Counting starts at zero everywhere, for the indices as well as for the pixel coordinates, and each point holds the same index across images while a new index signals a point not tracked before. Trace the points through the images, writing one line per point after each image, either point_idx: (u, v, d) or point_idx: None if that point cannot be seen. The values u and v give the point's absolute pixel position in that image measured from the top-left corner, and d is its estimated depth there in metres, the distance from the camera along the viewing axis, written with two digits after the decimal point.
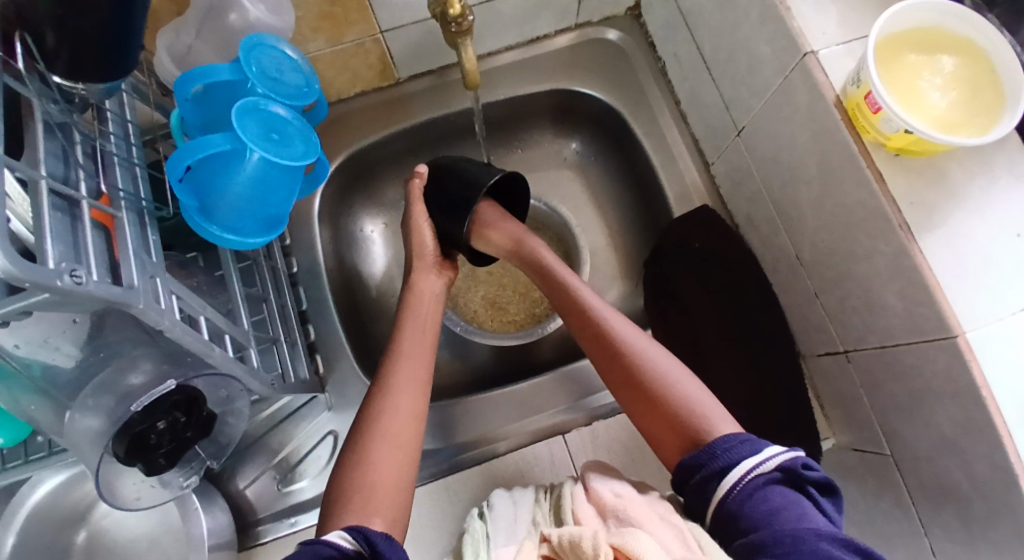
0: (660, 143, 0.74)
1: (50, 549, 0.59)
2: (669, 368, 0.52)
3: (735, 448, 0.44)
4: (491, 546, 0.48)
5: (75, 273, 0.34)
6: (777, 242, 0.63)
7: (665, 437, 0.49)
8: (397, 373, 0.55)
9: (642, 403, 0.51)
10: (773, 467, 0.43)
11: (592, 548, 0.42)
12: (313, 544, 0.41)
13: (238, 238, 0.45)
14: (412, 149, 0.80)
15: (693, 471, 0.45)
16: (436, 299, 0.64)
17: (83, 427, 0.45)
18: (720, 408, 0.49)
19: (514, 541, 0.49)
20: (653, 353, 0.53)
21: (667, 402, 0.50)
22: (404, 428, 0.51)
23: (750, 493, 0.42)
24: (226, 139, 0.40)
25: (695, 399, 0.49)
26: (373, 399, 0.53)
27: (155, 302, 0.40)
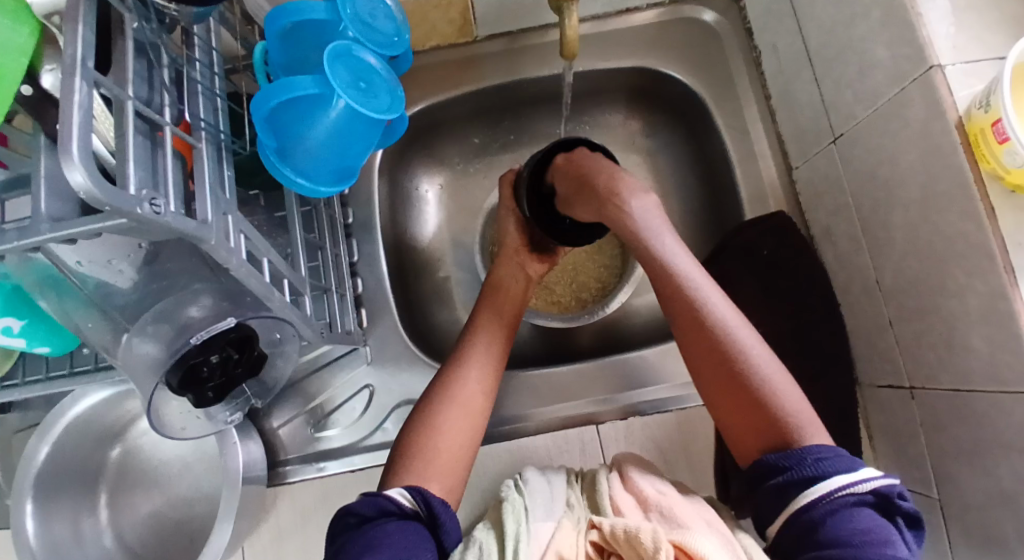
0: (741, 140, 0.70)
1: (85, 461, 0.61)
2: (753, 344, 0.49)
3: (829, 462, 0.42)
4: (529, 519, 0.48)
5: (154, 202, 0.33)
6: (855, 262, 0.60)
7: (738, 426, 0.48)
8: (473, 353, 0.58)
9: (719, 385, 0.49)
10: (868, 489, 0.41)
11: (654, 546, 0.42)
12: (375, 497, 0.47)
13: (311, 184, 0.44)
14: (479, 111, 0.78)
15: (772, 473, 0.44)
16: (517, 283, 0.65)
17: (140, 352, 0.45)
18: (800, 395, 0.48)
19: (552, 518, 0.48)
20: (749, 336, 0.50)
21: (751, 388, 0.48)
22: (472, 400, 0.55)
23: (832, 509, 0.40)
24: (316, 84, 0.39)
25: (778, 384, 0.48)
26: (448, 371, 0.57)
27: (225, 240, 0.40)
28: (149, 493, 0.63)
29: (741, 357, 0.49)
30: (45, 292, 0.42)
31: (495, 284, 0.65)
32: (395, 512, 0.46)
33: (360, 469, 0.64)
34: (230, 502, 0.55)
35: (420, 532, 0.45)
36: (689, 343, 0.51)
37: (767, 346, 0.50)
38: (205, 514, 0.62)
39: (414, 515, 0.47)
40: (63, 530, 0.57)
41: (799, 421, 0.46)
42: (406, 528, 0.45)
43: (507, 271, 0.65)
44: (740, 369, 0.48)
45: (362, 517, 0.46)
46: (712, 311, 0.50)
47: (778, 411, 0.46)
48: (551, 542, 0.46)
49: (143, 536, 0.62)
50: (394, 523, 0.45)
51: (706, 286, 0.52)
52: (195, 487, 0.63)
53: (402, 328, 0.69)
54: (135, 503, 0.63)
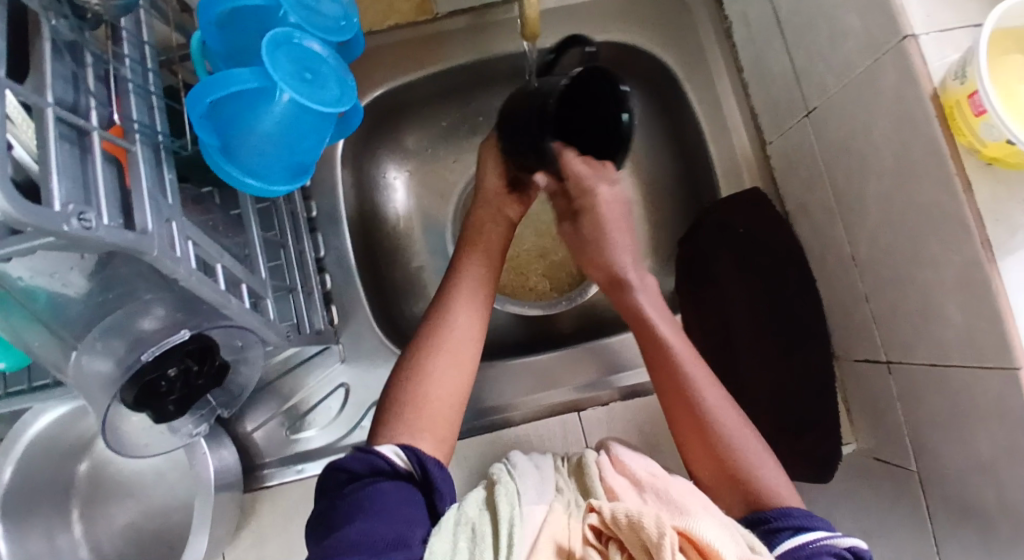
0: (715, 113, 0.68)
1: (53, 477, 0.59)
2: (721, 402, 0.50)
3: (811, 518, 0.43)
4: (522, 501, 0.47)
5: (84, 217, 0.31)
6: (830, 236, 0.59)
7: (712, 476, 0.48)
8: (458, 305, 0.56)
9: (701, 442, 0.48)
10: (846, 545, 0.41)
11: (659, 531, 0.39)
12: (368, 454, 0.46)
13: (261, 183, 0.42)
14: (442, 92, 0.75)
15: (758, 522, 0.44)
16: (500, 223, 0.63)
17: (92, 369, 0.43)
18: (779, 468, 0.48)
19: (545, 501, 0.47)
20: (733, 410, 0.50)
21: (719, 439, 0.48)
22: (461, 352, 0.53)
23: (819, 555, 0.40)
24: (256, 75, 0.36)
25: (746, 440, 0.48)
26: (431, 322, 0.55)
27: (171, 249, 0.38)
28: (125, 506, 0.62)
29: (711, 410, 0.49)
30: None
31: (477, 228, 0.62)
32: (386, 471, 0.45)
33: None
34: (205, 511, 0.53)
35: (413, 494, 0.45)
36: (662, 389, 0.52)
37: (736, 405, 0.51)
38: (183, 523, 0.61)
39: (408, 476, 0.46)
40: (38, 547, 0.56)
41: (778, 490, 0.45)
42: (399, 488, 0.44)
43: (490, 217, 0.62)
44: (719, 438, 0.48)
45: (353, 474, 0.45)
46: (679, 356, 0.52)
47: (750, 467, 0.47)
48: (543, 527, 0.44)
49: (121, 547, 0.60)
50: (388, 483, 0.44)
51: (690, 355, 0.52)
52: (171, 496, 0.62)
53: (376, 323, 0.67)
54: (110, 517, 0.61)
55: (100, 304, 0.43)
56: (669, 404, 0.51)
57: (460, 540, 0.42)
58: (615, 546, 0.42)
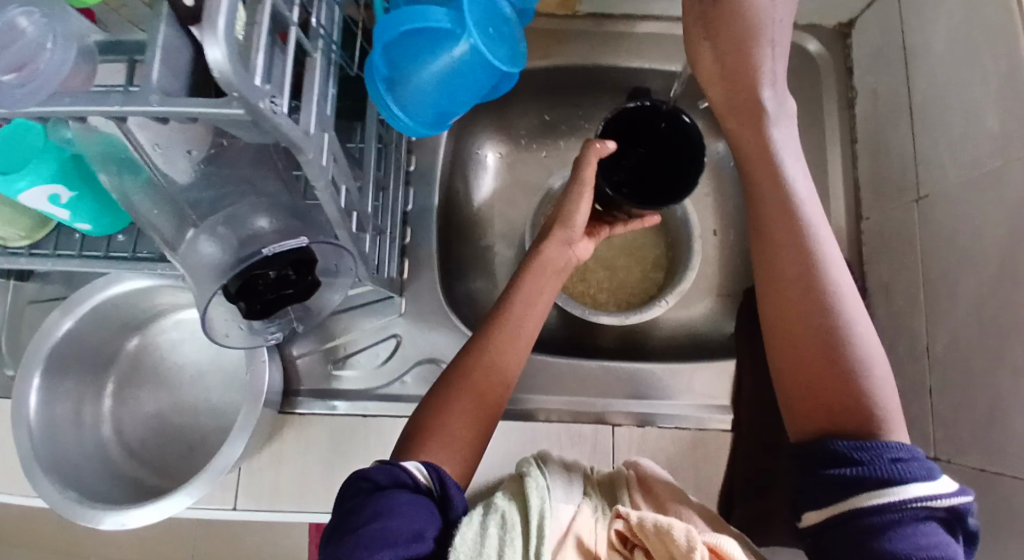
0: (819, 176, 0.69)
1: (101, 347, 0.60)
2: (851, 301, 0.45)
3: (910, 464, 0.37)
4: (552, 497, 0.46)
5: (273, 100, 0.32)
6: (907, 323, 0.59)
7: (801, 392, 0.43)
8: (484, 353, 0.52)
9: (805, 334, 0.44)
10: (942, 505, 0.36)
11: (688, 544, 0.38)
12: (392, 465, 0.44)
13: (408, 119, 0.43)
14: (558, 88, 0.76)
15: (832, 464, 0.38)
16: (563, 272, 0.58)
17: (203, 252, 0.44)
18: (895, 398, 0.42)
19: (572, 501, 0.47)
20: (863, 320, 0.44)
21: (825, 335, 0.43)
22: (491, 389, 0.51)
23: (899, 520, 0.35)
24: (449, 18, 0.38)
25: (864, 346, 0.43)
26: (470, 348, 0.53)
27: (319, 157, 0.39)
28: (158, 393, 0.62)
29: (840, 326, 0.43)
30: (110, 167, 0.41)
31: (542, 265, 0.57)
32: (408, 485, 0.43)
33: (371, 416, 0.63)
34: (247, 419, 0.54)
35: (430, 506, 0.42)
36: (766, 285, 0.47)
37: (873, 336, 0.45)
38: (209, 427, 0.61)
39: (427, 490, 0.44)
40: (63, 413, 0.56)
41: (883, 417, 0.40)
42: (418, 501, 0.41)
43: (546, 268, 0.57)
44: (833, 338, 0.43)
45: (375, 485, 0.43)
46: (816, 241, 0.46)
47: (860, 376, 0.42)
48: (572, 524, 0.44)
49: (141, 434, 0.61)
50: (407, 494, 0.42)
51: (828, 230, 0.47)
52: (203, 396, 0.62)
53: (439, 287, 0.68)
54: (141, 400, 0.62)
55: (216, 186, 0.44)
56: (782, 245, 0.47)
57: (489, 526, 0.41)
58: (641, 554, 0.41)
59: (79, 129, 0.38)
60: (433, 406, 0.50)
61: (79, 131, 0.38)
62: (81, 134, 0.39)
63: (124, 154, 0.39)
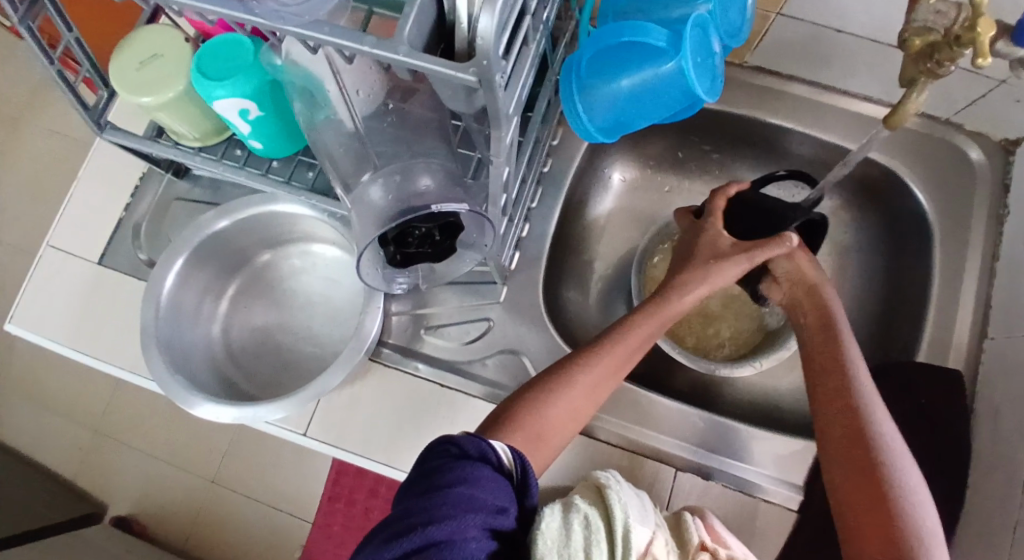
0: (951, 281, 0.66)
1: (238, 253, 0.64)
2: (902, 457, 0.45)
3: None
4: (632, 514, 0.45)
5: (501, 76, 0.35)
6: (1004, 454, 0.55)
7: (858, 508, 0.43)
8: (582, 375, 0.54)
9: (855, 474, 0.44)
10: None
11: None
12: (479, 440, 0.45)
13: (589, 122, 0.46)
14: (702, 130, 0.77)
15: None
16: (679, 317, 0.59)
17: (373, 194, 0.47)
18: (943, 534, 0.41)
19: (650, 525, 0.45)
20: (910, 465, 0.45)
21: (878, 481, 0.43)
22: (584, 405, 0.53)
23: None
24: (667, 40, 0.39)
25: (911, 480, 0.43)
26: (574, 359, 0.55)
27: (507, 136, 0.42)
28: (269, 309, 0.66)
29: (887, 460, 0.44)
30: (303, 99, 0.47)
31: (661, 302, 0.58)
32: (493, 463, 0.44)
33: (448, 386, 0.65)
34: (349, 359, 0.56)
35: (507, 487, 0.43)
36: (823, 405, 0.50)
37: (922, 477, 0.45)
38: (303, 354, 0.63)
39: (506, 472, 0.45)
40: (188, 300, 0.61)
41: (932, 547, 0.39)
42: (498, 480, 0.43)
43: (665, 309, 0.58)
44: (884, 478, 0.43)
45: (462, 452, 0.44)
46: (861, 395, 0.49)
47: (905, 508, 0.41)
48: (650, 547, 0.43)
49: (245, 341, 0.64)
50: (490, 471, 0.43)
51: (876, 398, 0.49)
52: (307, 325, 0.65)
53: (540, 286, 0.70)
54: (254, 312, 0.66)
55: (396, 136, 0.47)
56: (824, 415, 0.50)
57: (574, 524, 0.42)
58: None
59: (289, 62, 0.43)
60: (524, 401, 0.52)
61: (289, 64, 0.44)
62: (288, 67, 0.44)
63: (315, 90, 0.45)
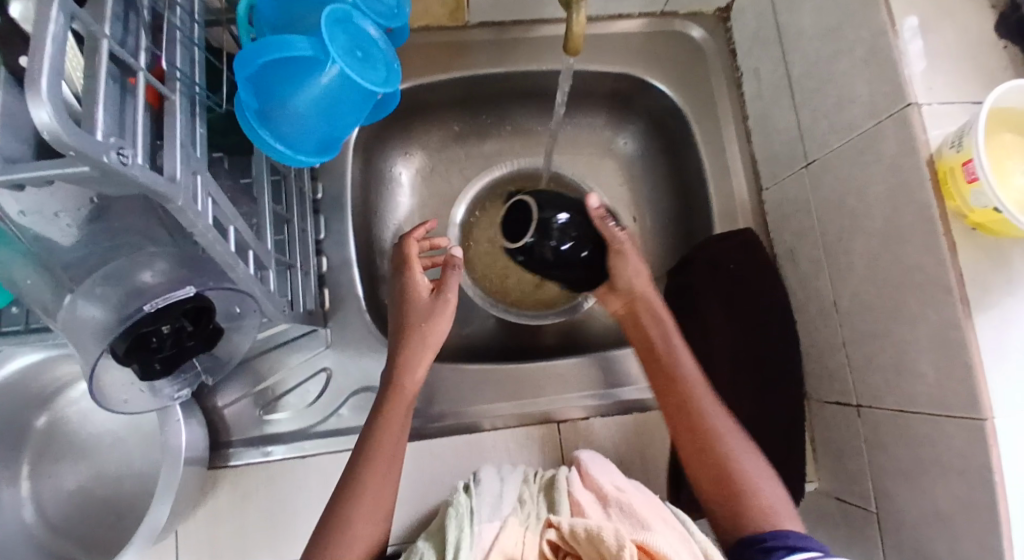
0: (718, 154, 0.72)
1: (6, 427, 0.55)
2: (731, 430, 0.53)
3: (803, 540, 0.45)
4: (474, 521, 0.50)
5: (121, 151, 0.30)
6: (814, 284, 0.62)
7: (713, 495, 0.50)
8: (367, 474, 0.51)
9: (700, 462, 0.52)
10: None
11: (618, 544, 0.45)
12: None
13: (290, 150, 0.42)
14: (459, 98, 0.75)
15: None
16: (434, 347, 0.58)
17: (85, 316, 0.41)
18: (779, 491, 0.50)
19: (499, 517, 0.51)
20: (739, 435, 0.52)
21: (723, 462, 0.51)
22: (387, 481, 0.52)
23: None
24: (312, 46, 0.37)
25: (744, 455, 0.51)
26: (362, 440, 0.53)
27: (193, 201, 0.37)
28: (74, 469, 0.57)
29: (722, 443, 0.51)
30: None
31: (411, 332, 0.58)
32: None
33: (311, 453, 0.62)
34: (168, 482, 0.51)
35: None
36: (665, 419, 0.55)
37: (750, 441, 0.53)
38: (136, 493, 0.58)
39: None
40: None
41: (775, 512, 0.48)
42: None
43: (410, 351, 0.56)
44: (727, 461, 0.51)
45: None
46: (687, 379, 0.55)
47: (747, 485, 0.49)
48: (495, 542, 0.48)
49: (67, 511, 0.56)
50: None
51: (698, 382, 0.55)
52: (126, 464, 0.58)
53: (367, 312, 0.67)
54: (60, 480, 0.57)
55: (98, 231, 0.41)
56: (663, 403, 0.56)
57: None
58: None
59: None
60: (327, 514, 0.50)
61: None
62: None
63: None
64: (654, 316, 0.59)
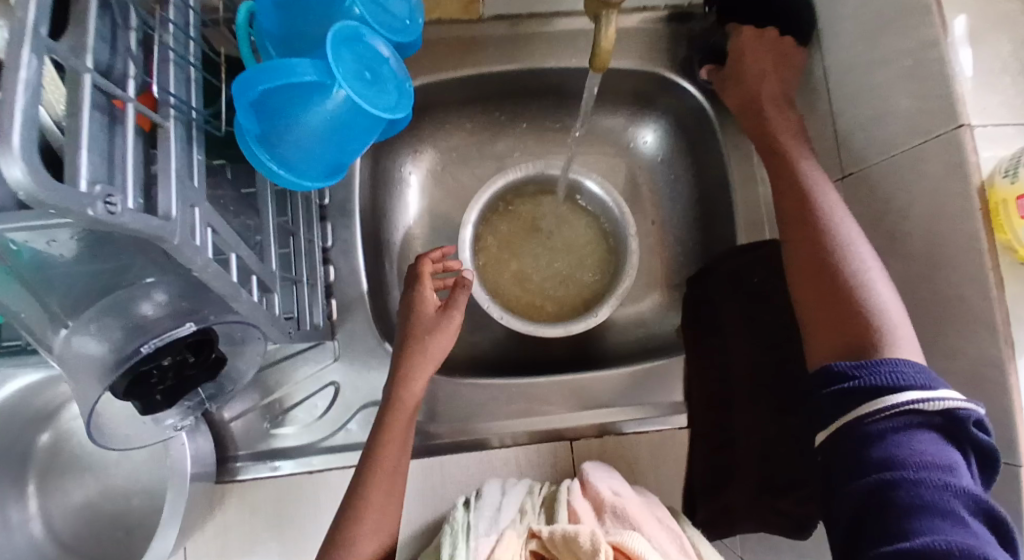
0: (745, 160, 0.68)
1: (11, 444, 0.54)
2: (874, 272, 0.43)
3: (914, 372, 0.37)
4: (471, 537, 0.47)
5: (110, 199, 0.27)
6: None
7: (815, 306, 0.44)
8: (375, 481, 0.50)
9: (818, 286, 0.44)
10: (940, 409, 0.36)
11: (592, 545, 0.43)
12: None
13: (295, 177, 0.39)
14: (472, 95, 0.71)
15: (834, 382, 0.39)
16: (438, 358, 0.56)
17: (83, 353, 0.38)
18: (904, 313, 0.42)
19: (495, 532, 0.48)
20: (880, 276, 0.43)
21: (844, 284, 0.43)
22: (392, 499, 0.51)
23: (893, 427, 0.36)
24: (317, 70, 0.34)
25: (880, 292, 0.42)
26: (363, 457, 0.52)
27: (191, 237, 0.35)
28: (80, 484, 0.57)
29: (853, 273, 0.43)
30: None
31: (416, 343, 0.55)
32: None
33: (318, 470, 0.60)
34: (176, 507, 0.50)
35: None
36: (795, 246, 0.47)
37: (891, 284, 0.44)
38: (144, 508, 0.57)
39: None
40: None
41: (887, 338, 0.40)
42: None
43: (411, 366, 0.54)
44: (850, 294, 0.42)
45: None
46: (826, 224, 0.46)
47: (864, 301, 0.42)
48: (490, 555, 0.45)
49: (75, 526, 0.56)
50: None
51: (844, 223, 0.46)
52: (132, 478, 0.57)
53: (375, 323, 0.65)
54: (66, 494, 0.56)
55: (95, 268, 0.37)
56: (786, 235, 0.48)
57: None
58: None
59: None
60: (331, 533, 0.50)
61: None
62: None
63: None
64: (798, 196, 0.49)
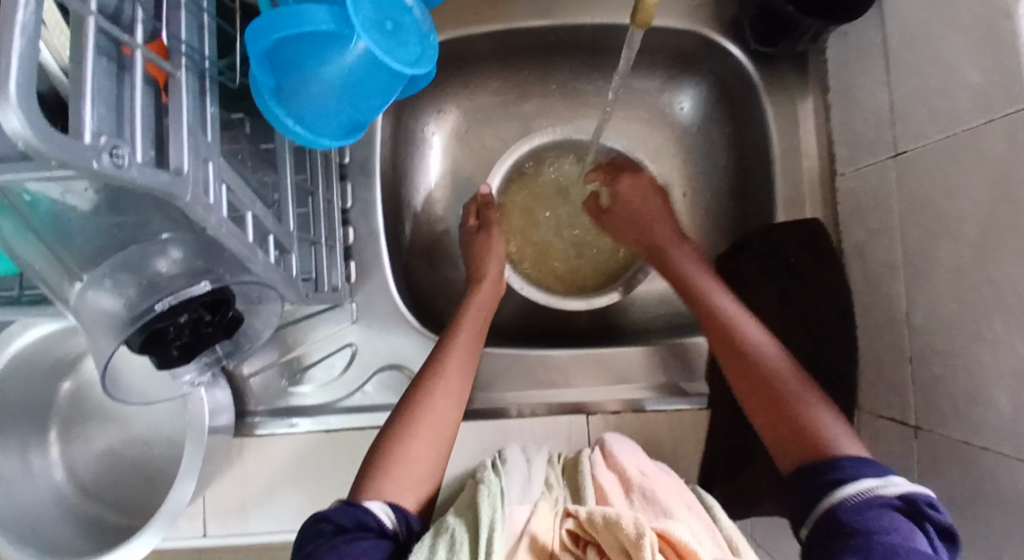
0: (789, 132, 0.64)
1: (35, 391, 0.56)
2: (806, 382, 0.47)
3: (863, 465, 0.39)
4: (505, 501, 0.45)
5: (116, 151, 0.26)
6: (883, 289, 0.55)
7: (764, 428, 0.46)
8: (424, 415, 0.49)
9: (759, 404, 0.47)
10: (895, 493, 0.37)
11: (638, 532, 0.39)
12: (352, 508, 0.42)
13: (311, 134, 0.37)
14: (501, 53, 0.68)
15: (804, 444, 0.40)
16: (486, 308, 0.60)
17: (97, 306, 0.38)
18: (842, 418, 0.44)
19: (528, 501, 0.46)
20: (813, 386, 0.46)
21: (788, 403, 0.45)
22: (447, 422, 0.50)
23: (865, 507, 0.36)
24: (332, 17, 0.32)
25: (818, 400, 0.45)
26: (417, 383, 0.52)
27: (204, 193, 0.33)
28: (103, 432, 0.59)
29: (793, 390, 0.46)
30: None
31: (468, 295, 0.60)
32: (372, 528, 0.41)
33: (334, 430, 0.61)
34: (192, 461, 0.51)
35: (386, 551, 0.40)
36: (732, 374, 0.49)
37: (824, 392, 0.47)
38: (164, 458, 0.58)
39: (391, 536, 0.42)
40: (8, 469, 0.53)
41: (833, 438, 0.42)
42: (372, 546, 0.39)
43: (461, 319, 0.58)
44: (797, 405, 0.45)
45: (336, 527, 0.40)
46: (759, 346, 0.49)
47: (808, 411, 0.44)
48: (527, 523, 0.43)
49: (96, 471, 0.58)
50: (370, 540, 0.39)
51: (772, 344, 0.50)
52: (152, 428, 0.59)
53: (393, 286, 0.64)
54: (88, 441, 0.58)
55: (102, 225, 0.35)
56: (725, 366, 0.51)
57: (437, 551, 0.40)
58: (594, 551, 0.42)
59: None
60: (379, 450, 0.47)
61: None
62: None
63: None
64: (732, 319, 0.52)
